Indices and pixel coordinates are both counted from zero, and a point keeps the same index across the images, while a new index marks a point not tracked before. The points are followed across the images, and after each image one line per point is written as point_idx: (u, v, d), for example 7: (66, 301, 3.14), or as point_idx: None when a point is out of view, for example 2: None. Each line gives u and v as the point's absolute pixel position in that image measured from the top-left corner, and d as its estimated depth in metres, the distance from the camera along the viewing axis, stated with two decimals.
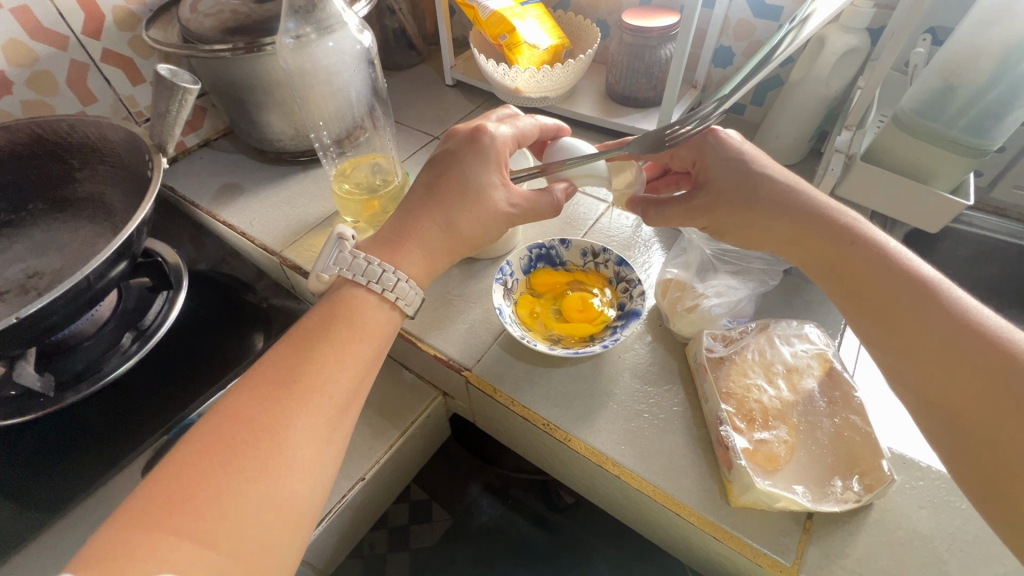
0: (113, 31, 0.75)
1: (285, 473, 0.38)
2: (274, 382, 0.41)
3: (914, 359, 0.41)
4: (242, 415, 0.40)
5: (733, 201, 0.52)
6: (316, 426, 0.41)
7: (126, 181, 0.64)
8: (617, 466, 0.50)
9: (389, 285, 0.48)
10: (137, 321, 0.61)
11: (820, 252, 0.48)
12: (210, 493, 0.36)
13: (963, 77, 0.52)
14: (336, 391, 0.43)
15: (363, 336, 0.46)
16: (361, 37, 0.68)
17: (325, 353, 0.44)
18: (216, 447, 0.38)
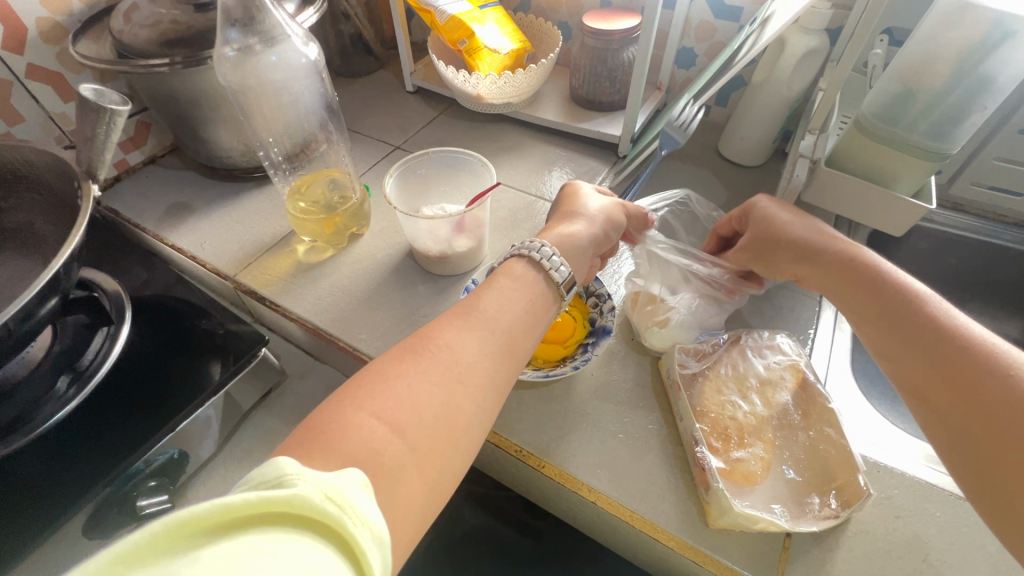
0: (38, 45, 0.69)
1: (462, 390, 0.38)
2: (457, 312, 0.44)
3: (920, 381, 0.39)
4: (434, 334, 0.41)
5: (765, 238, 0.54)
6: (485, 357, 0.41)
7: (55, 210, 0.59)
8: (593, 492, 0.48)
9: (541, 252, 0.48)
10: (75, 361, 0.57)
11: (840, 274, 0.48)
12: (396, 391, 0.36)
13: (923, 81, 0.52)
14: (502, 329, 0.43)
15: (531, 286, 0.47)
16: (307, 50, 0.64)
17: (491, 297, 0.45)
18: (407, 354, 0.39)
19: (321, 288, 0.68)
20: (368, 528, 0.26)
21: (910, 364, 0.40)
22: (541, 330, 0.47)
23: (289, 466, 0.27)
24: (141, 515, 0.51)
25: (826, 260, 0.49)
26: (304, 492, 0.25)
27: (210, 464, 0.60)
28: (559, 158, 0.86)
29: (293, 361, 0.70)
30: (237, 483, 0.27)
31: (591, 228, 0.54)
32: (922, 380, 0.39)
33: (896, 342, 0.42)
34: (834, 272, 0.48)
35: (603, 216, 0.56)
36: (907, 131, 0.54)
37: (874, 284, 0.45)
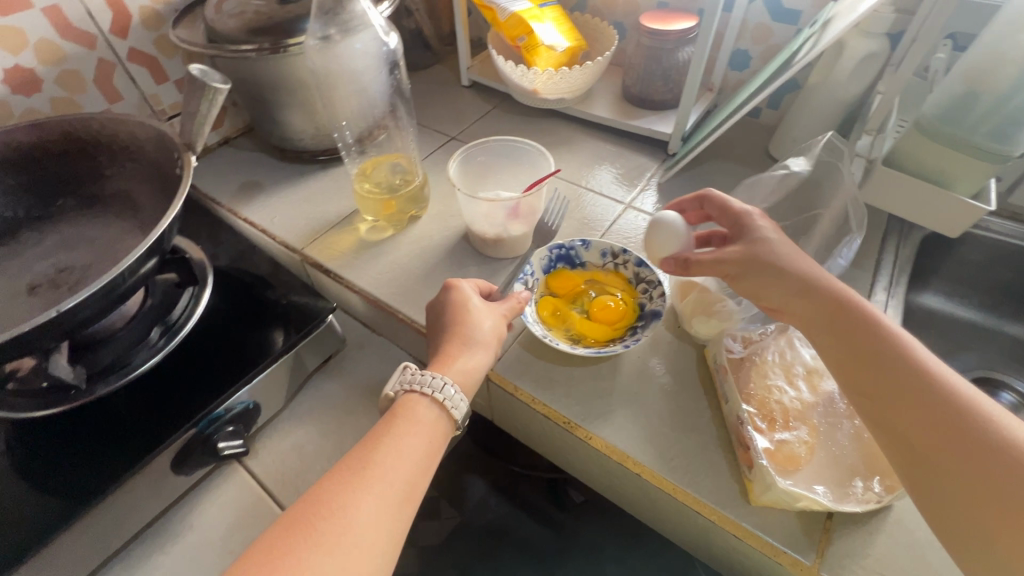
0: (139, 31, 0.76)
1: (359, 553, 0.38)
2: (348, 466, 0.43)
3: (912, 437, 0.37)
4: (322, 495, 0.41)
5: (754, 254, 0.49)
6: (385, 512, 0.41)
7: (153, 180, 0.65)
8: (638, 464, 0.50)
9: (434, 386, 0.48)
10: (164, 317, 0.63)
11: (825, 313, 0.44)
12: (283, 571, 0.36)
13: (987, 82, 0.53)
14: (401, 476, 0.43)
15: (430, 430, 0.47)
16: (387, 39, 0.69)
17: (390, 445, 0.44)
18: (294, 524, 0.39)
19: (381, 264, 0.72)
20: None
21: (900, 417, 0.38)
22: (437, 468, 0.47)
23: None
24: (221, 455, 0.57)
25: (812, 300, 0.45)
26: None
27: (276, 419, 0.65)
28: (609, 153, 0.89)
29: (351, 332, 0.75)
30: None
31: (487, 356, 0.53)
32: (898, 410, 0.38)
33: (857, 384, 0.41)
34: (813, 305, 0.45)
35: (493, 334, 0.55)
36: (968, 133, 0.54)
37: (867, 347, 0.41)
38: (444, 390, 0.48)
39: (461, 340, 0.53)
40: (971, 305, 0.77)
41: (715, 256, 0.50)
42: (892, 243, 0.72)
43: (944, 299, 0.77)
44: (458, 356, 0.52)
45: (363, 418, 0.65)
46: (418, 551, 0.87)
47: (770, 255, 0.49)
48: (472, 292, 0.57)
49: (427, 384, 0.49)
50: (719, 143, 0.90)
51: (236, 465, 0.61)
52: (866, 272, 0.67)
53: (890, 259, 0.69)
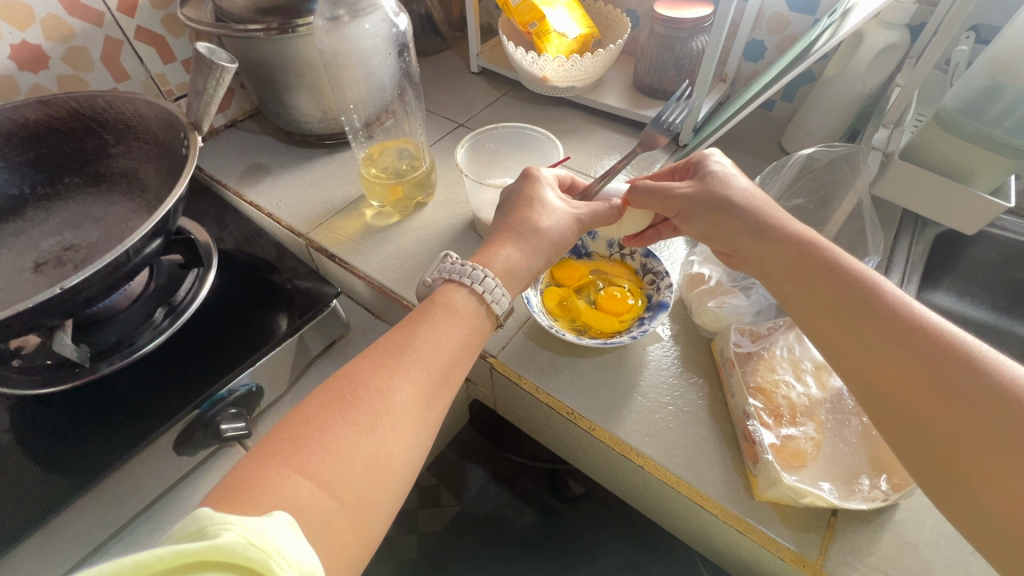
0: (147, 9, 0.75)
1: (394, 437, 0.38)
2: (386, 352, 0.42)
3: (863, 371, 0.39)
4: (360, 377, 0.40)
5: (706, 195, 0.53)
6: (422, 397, 0.41)
7: (160, 160, 0.65)
8: (642, 456, 0.50)
9: (478, 278, 0.48)
10: (169, 297, 0.62)
11: (784, 259, 0.46)
12: (319, 445, 0.35)
13: (1011, 75, 0.51)
14: (439, 365, 0.43)
15: (467, 319, 0.47)
16: (396, 19, 0.69)
17: (433, 334, 0.44)
18: (334, 401, 0.38)
19: (386, 250, 0.71)
20: (299, 568, 0.27)
21: (865, 352, 0.39)
22: (476, 355, 0.47)
23: (206, 518, 0.28)
24: (222, 437, 0.55)
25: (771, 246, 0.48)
26: (224, 541, 0.27)
27: (279, 402, 0.65)
28: (619, 144, 0.88)
29: (356, 318, 0.74)
30: (171, 529, 0.29)
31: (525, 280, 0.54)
32: (852, 350, 0.40)
33: (819, 323, 0.43)
34: (774, 248, 0.47)
35: (551, 243, 0.54)
36: (989, 127, 0.53)
37: (827, 282, 0.43)
38: (477, 290, 0.48)
39: (528, 222, 0.53)
40: (983, 306, 0.75)
41: (662, 195, 0.55)
42: (905, 241, 0.71)
43: (956, 299, 0.76)
44: (507, 246, 0.52)
45: None
46: (417, 537, 0.88)
47: (728, 209, 0.51)
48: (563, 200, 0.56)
49: (472, 279, 0.48)
50: (731, 135, 0.88)
51: (237, 448, 0.60)
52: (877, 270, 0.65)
53: (902, 257, 0.68)
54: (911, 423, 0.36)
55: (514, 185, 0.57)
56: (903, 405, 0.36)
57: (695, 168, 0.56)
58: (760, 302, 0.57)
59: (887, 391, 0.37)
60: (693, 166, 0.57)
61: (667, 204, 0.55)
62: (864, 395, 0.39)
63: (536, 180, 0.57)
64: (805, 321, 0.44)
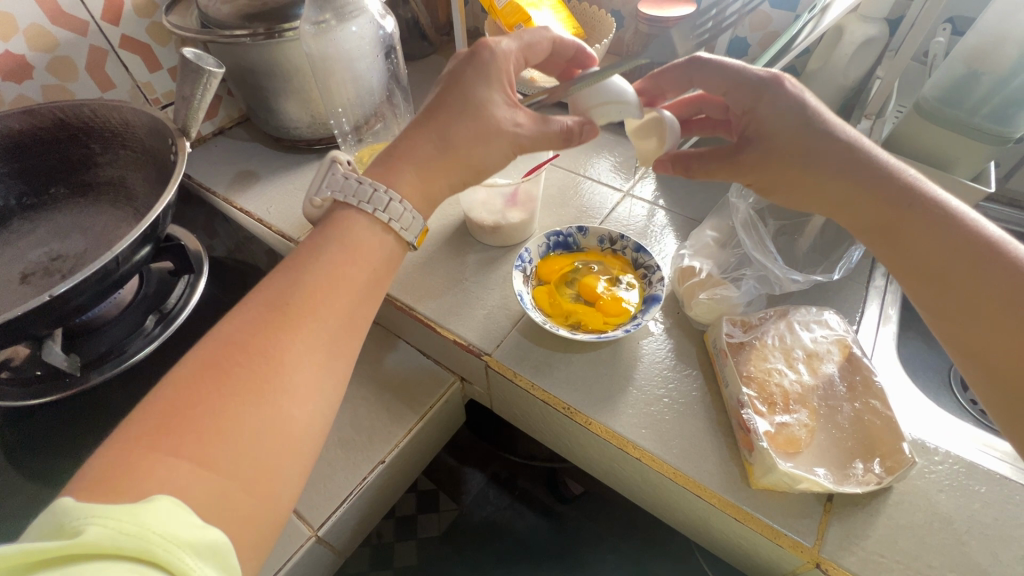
0: (132, 17, 0.75)
1: (284, 398, 0.37)
2: (268, 308, 0.40)
3: (970, 335, 0.42)
4: (237, 340, 0.38)
5: (795, 151, 0.47)
6: (319, 350, 0.40)
7: (148, 167, 0.65)
8: (638, 449, 0.50)
9: (377, 202, 0.46)
10: (160, 304, 0.62)
11: (878, 218, 0.46)
12: (197, 419, 0.34)
13: (987, 63, 0.52)
14: (336, 317, 0.42)
15: (362, 266, 0.45)
16: (383, 23, 0.69)
17: (327, 277, 0.42)
18: (211, 369, 0.36)
19: None
20: (190, 548, 0.28)
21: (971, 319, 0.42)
22: (377, 302, 0.46)
23: (69, 515, 0.28)
24: None
25: (857, 206, 0.46)
26: (87, 537, 0.27)
27: None
28: (608, 142, 0.88)
29: None
30: (39, 525, 0.29)
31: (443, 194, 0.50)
32: (958, 315, 0.43)
33: (924, 285, 0.45)
34: (875, 206, 0.46)
35: (471, 162, 0.48)
36: (968, 115, 0.54)
37: (934, 243, 0.44)
38: (378, 216, 0.46)
39: (450, 133, 0.47)
40: None
41: (738, 169, 0.50)
42: None
43: None
44: (412, 164, 0.48)
45: (359, 406, 0.64)
46: (417, 543, 0.87)
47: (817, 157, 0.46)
48: (505, 104, 0.48)
49: (371, 203, 0.46)
50: None
51: None
52: (864, 259, 0.66)
53: None
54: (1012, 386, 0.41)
55: (455, 71, 0.48)
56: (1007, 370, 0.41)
57: (769, 104, 0.47)
58: (748, 294, 0.58)
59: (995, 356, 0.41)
60: (766, 97, 0.48)
61: (742, 172, 0.50)
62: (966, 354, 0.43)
63: (479, 73, 0.47)
64: (904, 280, 0.46)
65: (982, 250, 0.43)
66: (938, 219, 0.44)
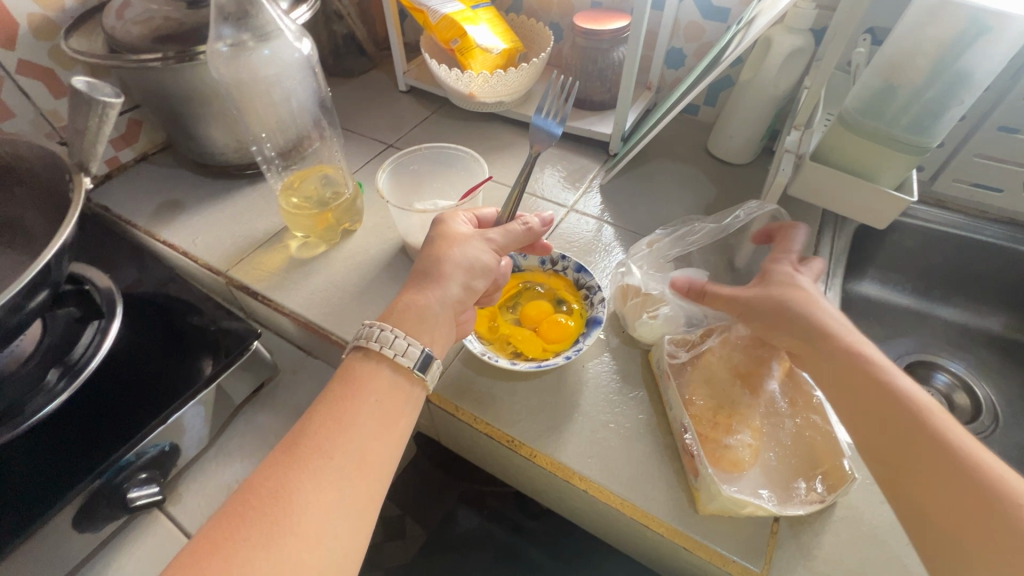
0: (29, 41, 0.69)
1: (301, 541, 0.35)
2: (286, 446, 0.40)
3: (918, 487, 0.36)
4: (256, 483, 0.38)
5: (776, 300, 0.49)
6: (332, 485, 0.38)
7: (46, 204, 0.59)
8: (585, 480, 0.49)
9: (385, 340, 0.45)
10: (65, 355, 0.56)
11: (834, 368, 0.44)
12: (208, 574, 0.33)
13: (902, 76, 0.53)
14: (352, 448, 0.40)
15: (374, 386, 0.44)
16: (300, 45, 0.65)
17: (347, 408, 0.42)
18: (225, 520, 0.36)
19: (313, 282, 0.68)
20: None
21: (912, 476, 0.37)
22: (404, 420, 0.44)
23: None
24: (132, 505, 0.52)
25: (816, 349, 0.45)
26: None
27: (201, 458, 0.60)
28: (551, 157, 0.87)
29: (284, 357, 0.70)
30: None
31: (446, 289, 0.49)
32: (902, 473, 0.38)
33: (874, 439, 0.40)
34: (823, 353, 0.45)
35: (462, 268, 0.50)
36: (888, 125, 0.55)
37: (878, 394, 0.40)
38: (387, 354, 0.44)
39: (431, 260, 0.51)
40: (904, 291, 0.79)
41: (733, 294, 0.52)
42: (828, 236, 0.73)
43: (881, 286, 0.79)
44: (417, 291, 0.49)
45: None
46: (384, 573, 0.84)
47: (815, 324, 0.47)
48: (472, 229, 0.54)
49: (380, 341, 0.45)
50: (660, 141, 0.89)
51: (155, 515, 0.56)
52: None
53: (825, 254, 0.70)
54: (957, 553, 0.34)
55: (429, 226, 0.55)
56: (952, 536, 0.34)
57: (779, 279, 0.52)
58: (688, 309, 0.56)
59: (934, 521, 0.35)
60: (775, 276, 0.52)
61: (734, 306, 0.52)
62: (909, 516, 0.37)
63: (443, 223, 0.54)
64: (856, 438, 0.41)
65: (930, 417, 0.38)
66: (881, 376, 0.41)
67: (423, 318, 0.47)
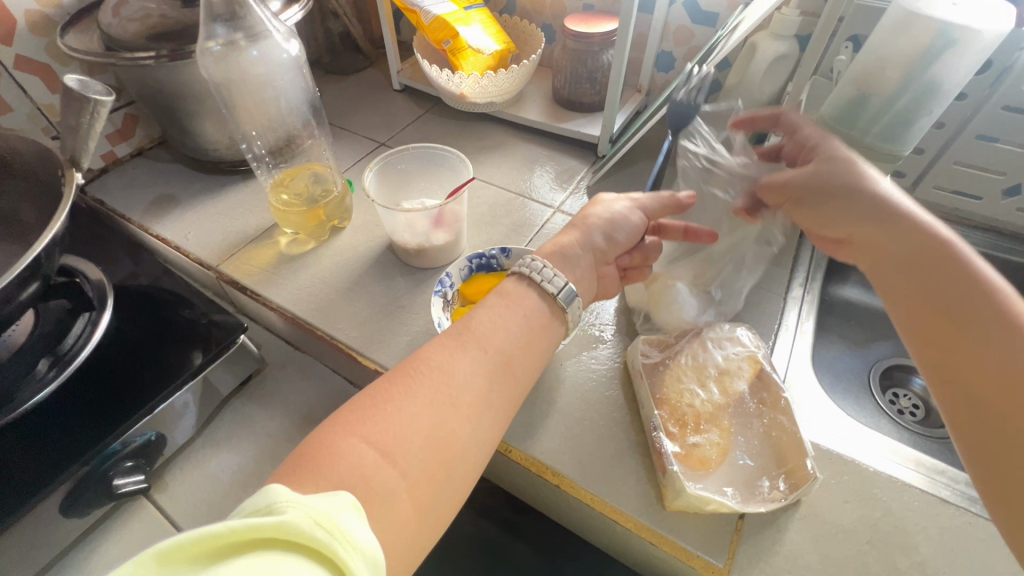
0: (27, 37, 0.71)
1: (454, 411, 0.38)
2: (448, 333, 0.44)
3: (978, 375, 0.37)
4: (422, 355, 0.42)
5: (824, 179, 0.49)
6: (478, 373, 0.41)
7: (39, 198, 0.60)
8: (557, 475, 0.50)
9: (535, 269, 0.48)
10: (55, 346, 0.58)
11: (904, 255, 0.44)
12: (378, 416, 0.36)
13: (875, 86, 0.54)
14: (500, 348, 0.43)
15: (525, 303, 0.47)
16: (288, 46, 0.66)
17: (501, 316, 0.45)
18: (392, 377, 0.40)
19: (301, 278, 0.69)
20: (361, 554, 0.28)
21: (960, 366, 0.38)
22: (542, 348, 0.46)
23: (279, 495, 0.28)
24: (117, 493, 0.53)
25: (882, 235, 0.45)
26: (291, 520, 0.27)
27: (188, 448, 0.62)
28: (541, 157, 0.88)
29: (272, 351, 0.72)
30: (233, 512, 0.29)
31: (591, 237, 0.52)
32: (954, 363, 0.39)
33: (931, 328, 0.41)
34: (891, 239, 0.45)
35: (602, 221, 0.54)
36: (860, 133, 0.57)
37: (956, 288, 0.41)
38: (550, 286, 0.47)
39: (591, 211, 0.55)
40: None
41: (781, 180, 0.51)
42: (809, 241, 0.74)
43: (863, 290, 0.80)
44: (567, 235, 0.53)
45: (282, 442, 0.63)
46: None
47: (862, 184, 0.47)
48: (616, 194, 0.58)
49: (541, 274, 0.48)
50: (649, 143, 0.90)
51: (142, 502, 0.58)
52: (783, 270, 0.69)
53: (806, 258, 0.71)
54: (993, 433, 0.35)
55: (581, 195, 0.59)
56: (996, 422, 0.35)
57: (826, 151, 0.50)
58: (698, 304, 0.59)
59: (981, 405, 0.36)
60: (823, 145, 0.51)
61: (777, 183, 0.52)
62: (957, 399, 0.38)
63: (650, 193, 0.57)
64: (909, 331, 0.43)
65: (1010, 303, 0.39)
66: (960, 258, 0.42)
67: (566, 257, 0.50)
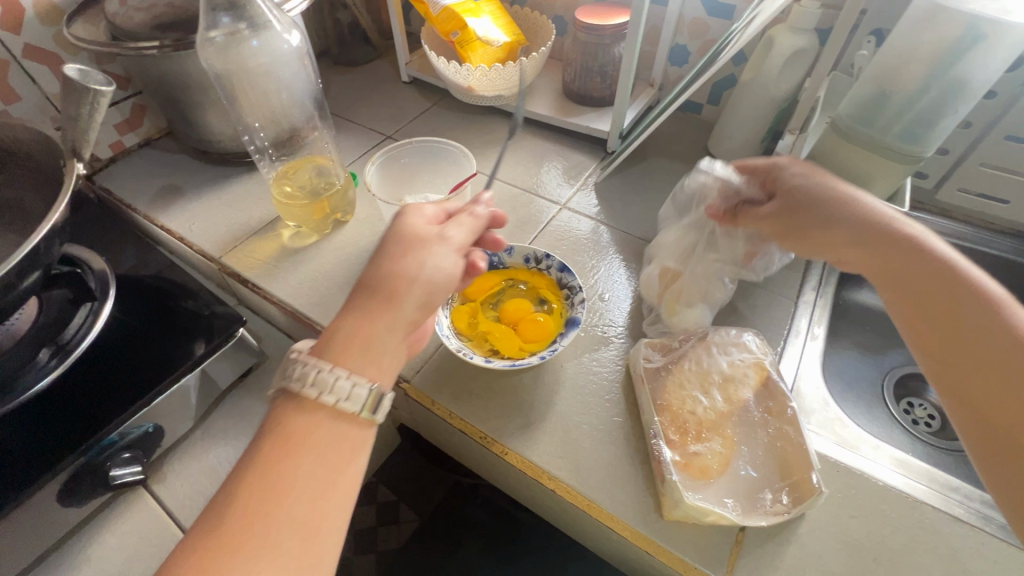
0: (35, 26, 0.71)
1: None
2: (220, 508, 0.33)
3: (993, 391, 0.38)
4: (196, 550, 0.32)
5: (809, 203, 0.50)
6: (276, 551, 0.32)
7: (43, 187, 0.61)
8: (553, 480, 0.49)
9: (318, 380, 0.36)
10: (56, 335, 0.58)
11: (894, 262, 0.45)
12: None
13: (896, 83, 0.51)
14: (305, 503, 0.34)
15: (315, 434, 0.36)
16: (290, 37, 0.66)
17: (304, 433, 0.36)
18: None
19: (302, 272, 0.68)
20: None
21: (977, 376, 0.39)
22: (360, 469, 0.37)
23: None
24: (113, 483, 0.53)
25: (875, 248, 0.46)
26: None
27: (187, 440, 0.62)
28: (549, 152, 0.87)
29: (273, 344, 0.71)
30: None
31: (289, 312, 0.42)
32: (965, 376, 0.39)
33: (941, 341, 0.42)
34: (886, 246, 0.46)
35: (423, 285, 0.41)
36: (880, 134, 0.53)
37: (945, 299, 0.42)
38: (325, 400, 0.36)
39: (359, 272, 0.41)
40: None
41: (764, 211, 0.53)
42: None
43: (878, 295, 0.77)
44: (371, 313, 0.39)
45: None
46: (377, 556, 0.88)
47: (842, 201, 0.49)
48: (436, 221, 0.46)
49: (315, 385, 0.37)
50: (660, 139, 0.88)
51: (140, 492, 0.58)
52: (794, 272, 0.66)
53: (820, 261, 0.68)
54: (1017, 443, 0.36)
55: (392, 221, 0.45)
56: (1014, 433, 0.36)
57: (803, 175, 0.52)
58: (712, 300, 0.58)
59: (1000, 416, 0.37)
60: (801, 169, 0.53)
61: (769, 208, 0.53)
62: (968, 413, 0.39)
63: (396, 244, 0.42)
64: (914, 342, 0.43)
65: (1000, 308, 0.40)
66: (944, 266, 0.43)
67: (368, 353, 0.39)
